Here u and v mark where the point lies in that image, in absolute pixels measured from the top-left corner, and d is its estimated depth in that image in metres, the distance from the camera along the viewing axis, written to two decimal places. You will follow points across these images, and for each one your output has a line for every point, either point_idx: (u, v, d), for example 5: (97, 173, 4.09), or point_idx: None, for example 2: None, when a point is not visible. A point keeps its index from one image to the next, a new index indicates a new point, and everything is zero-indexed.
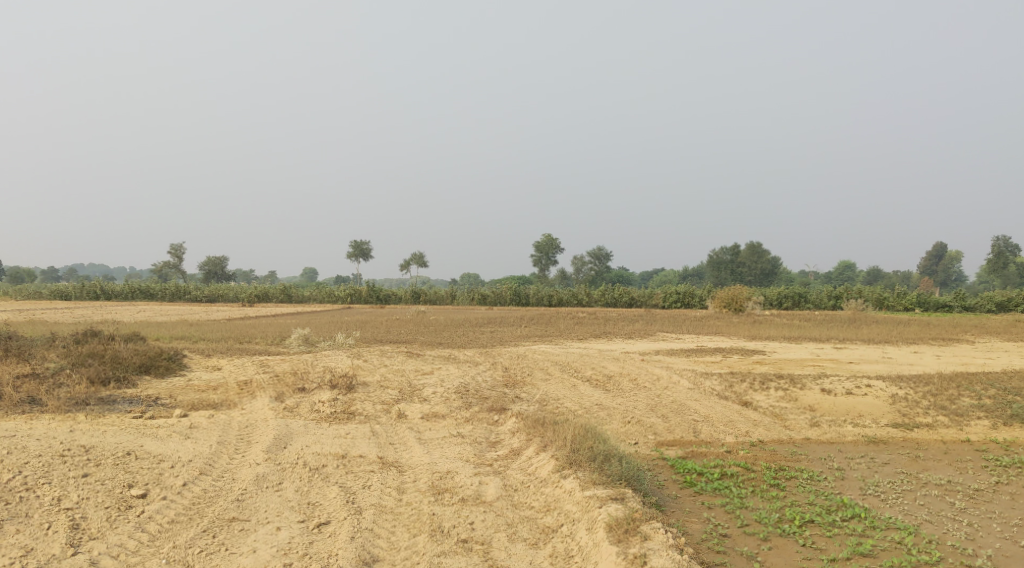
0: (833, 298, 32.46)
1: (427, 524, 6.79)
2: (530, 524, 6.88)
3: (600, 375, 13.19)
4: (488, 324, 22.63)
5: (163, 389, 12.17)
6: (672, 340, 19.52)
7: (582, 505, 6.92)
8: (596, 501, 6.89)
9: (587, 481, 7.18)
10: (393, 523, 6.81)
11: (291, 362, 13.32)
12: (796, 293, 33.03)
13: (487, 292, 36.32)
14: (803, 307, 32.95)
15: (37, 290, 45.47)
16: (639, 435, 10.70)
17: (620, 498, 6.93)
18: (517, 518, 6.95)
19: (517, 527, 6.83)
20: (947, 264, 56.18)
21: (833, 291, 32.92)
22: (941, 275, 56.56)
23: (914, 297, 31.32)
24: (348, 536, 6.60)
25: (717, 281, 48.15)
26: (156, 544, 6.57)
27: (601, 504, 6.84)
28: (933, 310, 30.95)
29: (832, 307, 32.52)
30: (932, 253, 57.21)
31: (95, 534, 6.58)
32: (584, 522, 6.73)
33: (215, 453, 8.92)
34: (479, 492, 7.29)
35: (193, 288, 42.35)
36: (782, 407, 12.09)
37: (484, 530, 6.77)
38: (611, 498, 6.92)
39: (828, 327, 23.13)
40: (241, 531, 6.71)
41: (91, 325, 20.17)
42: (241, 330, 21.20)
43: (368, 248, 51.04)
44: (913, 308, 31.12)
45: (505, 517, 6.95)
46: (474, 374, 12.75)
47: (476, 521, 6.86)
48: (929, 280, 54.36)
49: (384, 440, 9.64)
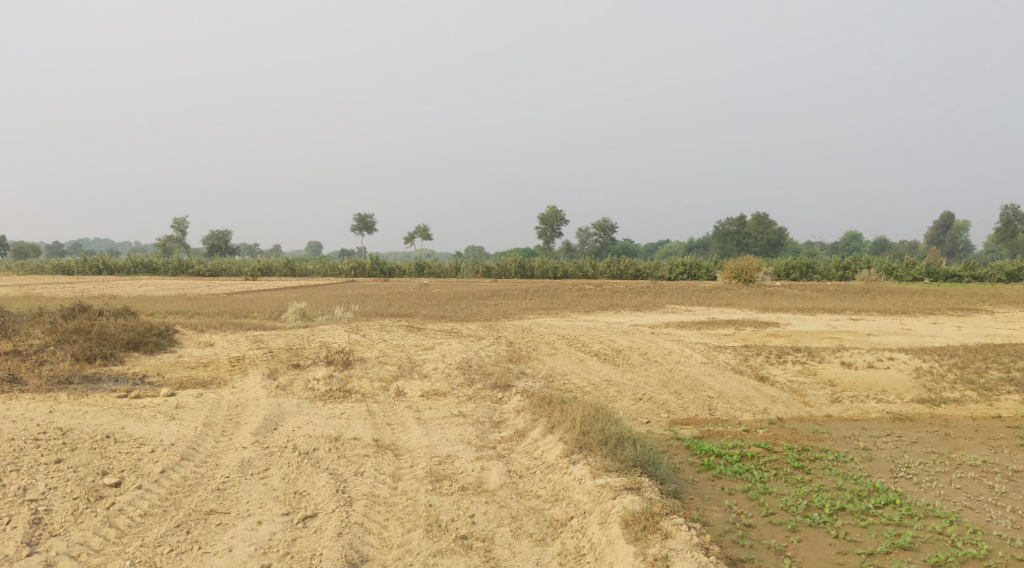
0: (841, 269, 31.82)
1: (424, 518, 6.23)
2: (536, 517, 6.31)
3: (609, 350, 12.60)
4: (492, 296, 22.04)
5: (151, 367, 11.62)
6: (682, 312, 18.90)
7: (593, 495, 6.35)
8: (609, 492, 6.32)
9: (599, 468, 6.59)
10: (386, 517, 6.25)
11: (286, 337, 12.76)
12: (803, 264, 32.34)
13: (492, 265, 35.73)
14: (810, 278, 32.29)
15: (40, 265, 45.07)
16: (652, 413, 10.11)
17: (635, 489, 6.35)
18: (523, 510, 6.38)
19: (523, 521, 6.26)
20: (955, 234, 55.30)
21: (841, 261, 32.22)
22: (949, 245, 55.69)
23: (924, 267, 30.58)
24: (334, 533, 6.04)
25: (723, 251, 47.39)
26: (124, 541, 6.01)
27: (614, 496, 6.27)
28: (943, 280, 30.26)
29: (840, 277, 31.84)
30: (940, 223, 56.39)
31: (57, 530, 6.02)
32: (596, 515, 6.15)
33: (201, 435, 8.38)
34: (481, 480, 6.71)
35: (196, 261, 41.83)
36: (800, 382, 11.51)
37: (486, 524, 6.20)
38: (626, 488, 6.34)
39: (841, 298, 22.45)
40: (218, 526, 6.15)
41: (86, 299, 19.68)
42: (239, 304, 20.67)
43: (373, 221, 50.39)
44: (922, 279, 30.46)
45: (510, 508, 6.38)
46: (477, 349, 12.17)
47: (477, 513, 6.29)
48: (936, 250, 53.60)
49: (381, 420, 9.07)
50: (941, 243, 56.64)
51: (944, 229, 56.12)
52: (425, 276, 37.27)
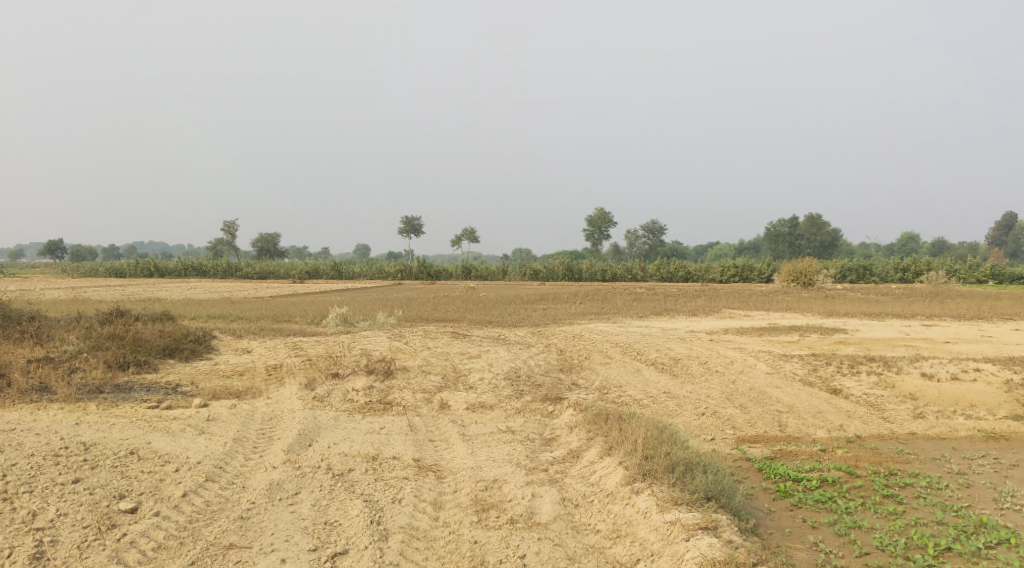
0: (901, 271, 30.43)
1: (467, 559, 5.53)
2: (595, 558, 5.57)
3: (666, 359, 11.82)
4: (539, 300, 21.30)
5: (186, 375, 11.15)
6: (741, 318, 17.95)
7: (661, 535, 5.60)
8: (680, 531, 5.55)
9: (667, 501, 5.83)
10: (425, 555, 5.57)
11: (326, 344, 12.20)
12: (861, 266, 31.08)
13: (538, 268, 35.08)
14: (867, 280, 31.00)
15: (93, 268, 45.60)
16: (717, 428, 9.29)
17: (710, 528, 5.57)
18: (581, 549, 5.64)
19: (581, 562, 5.52)
20: (1019, 234, 53.00)
21: (900, 263, 30.81)
22: (1011, 246, 53.36)
23: (988, 269, 29.07)
24: None
25: (775, 253, 46.02)
26: None
27: (687, 536, 5.50)
28: (1010, 283, 28.71)
29: (900, 280, 30.48)
30: (1001, 223, 54.28)
31: None
32: (667, 560, 5.40)
33: (230, 452, 7.80)
34: (533, 511, 5.99)
35: (244, 264, 41.82)
36: (878, 396, 10.57)
37: (538, 567, 5.47)
38: (699, 527, 5.57)
39: (908, 302, 21.25)
40: (238, 564, 5.52)
41: (129, 303, 19.47)
42: (283, 308, 20.26)
43: (420, 224, 50.05)
44: (987, 281, 28.94)
45: (565, 546, 5.65)
46: (525, 358, 11.45)
47: (528, 553, 5.56)
48: (999, 251, 51.44)
49: (423, 437, 8.41)
50: (1004, 244, 54.40)
51: (1006, 230, 53.96)
52: (471, 278, 36.69)
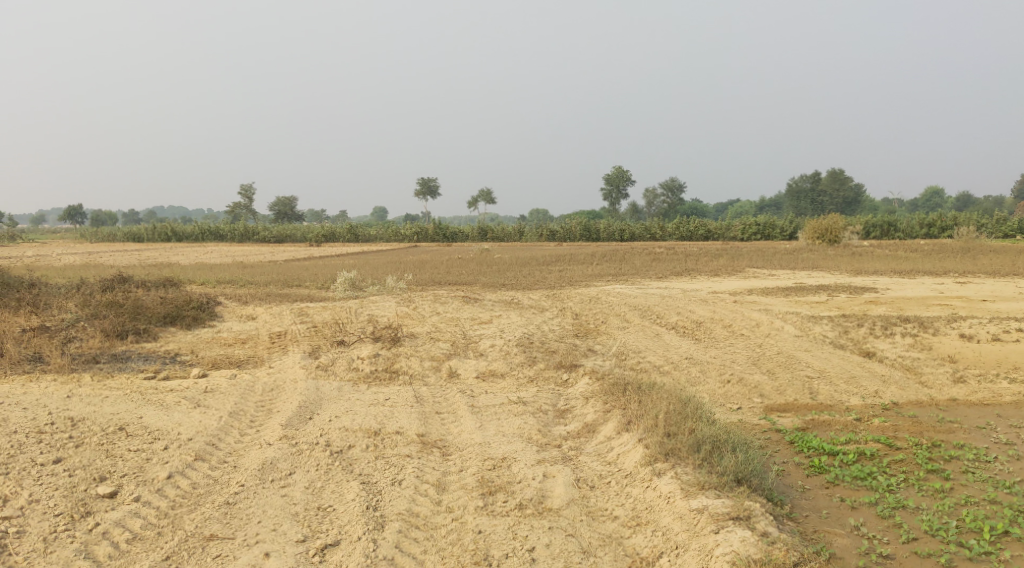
0: (926, 226, 29.51)
1: (471, 554, 5.02)
2: (613, 551, 5.05)
3: (688, 323, 11.27)
4: (556, 262, 20.71)
5: (186, 343, 10.71)
6: (765, 277, 17.28)
7: (687, 524, 5.07)
8: (706, 522, 5.02)
9: (692, 485, 5.30)
10: (424, 549, 5.08)
11: (332, 309, 11.70)
12: (884, 222, 30.17)
13: (555, 229, 34.44)
14: (891, 237, 30.09)
15: (111, 233, 45.45)
16: (743, 396, 8.73)
17: (740, 518, 5.04)
18: (597, 540, 5.13)
19: (598, 556, 5.00)
20: None
21: (925, 218, 29.87)
22: None
23: (1017, 223, 28.08)
24: None
25: (797, 210, 45.01)
26: None
27: (714, 529, 4.96)
28: None
29: (925, 236, 29.57)
30: None
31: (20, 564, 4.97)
32: (694, 555, 4.87)
33: (224, 427, 7.33)
34: (545, 495, 5.48)
35: (261, 228, 41.42)
36: (914, 359, 9.95)
37: (549, 562, 4.96)
38: (728, 518, 5.03)
39: (938, 259, 20.44)
40: (217, 560, 5.04)
41: (137, 269, 19.11)
42: (294, 272, 19.81)
43: (436, 185, 49.36)
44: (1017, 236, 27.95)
45: (580, 537, 5.13)
46: (539, 323, 10.91)
47: (538, 546, 5.06)
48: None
49: (430, 409, 7.93)
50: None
51: None
52: (488, 240, 36.11)
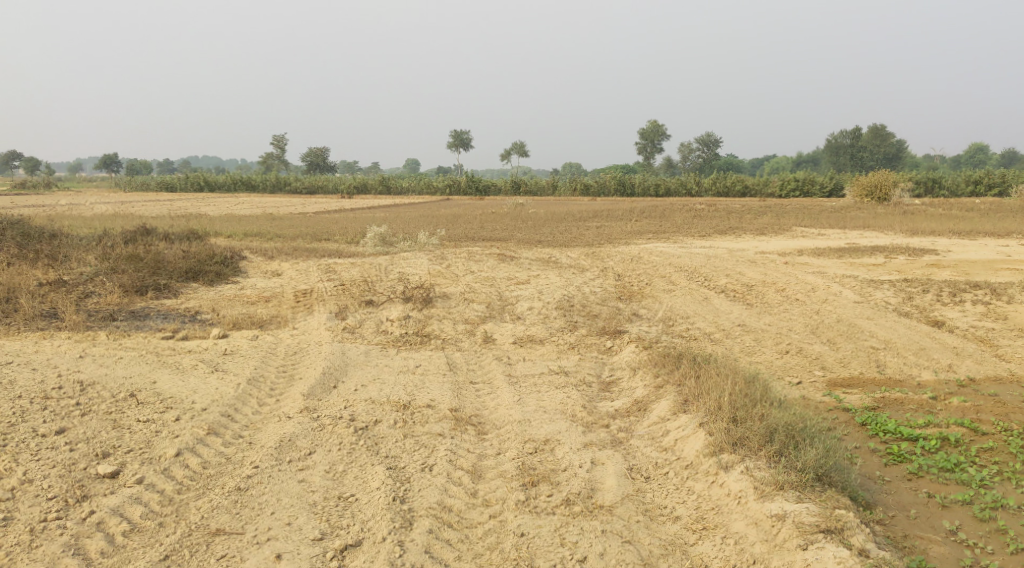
0: (973, 184, 28.24)
1: (512, 563, 4.44)
2: (677, 562, 4.46)
3: (738, 287, 10.53)
4: (593, 218, 19.91)
5: (207, 301, 10.19)
6: (814, 237, 16.38)
7: (765, 535, 4.48)
8: (789, 534, 4.42)
9: (768, 486, 4.69)
10: (459, 553, 4.52)
11: (361, 266, 11.10)
12: (928, 179, 28.85)
13: (589, 183, 33.56)
14: (937, 194, 28.82)
15: (144, 182, 45.28)
16: (803, 369, 8.02)
17: (827, 528, 4.41)
18: (659, 547, 4.54)
19: None
20: None
21: (973, 175, 28.58)
22: None
23: None
24: None
25: (837, 166, 43.59)
26: None
27: (801, 542, 4.38)
28: None
29: (972, 193, 28.31)
30: None
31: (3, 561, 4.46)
32: None
33: (241, 395, 6.78)
34: (595, 494, 4.91)
35: (292, 179, 40.99)
36: (988, 330, 9.15)
37: None
38: (814, 530, 4.40)
39: (997, 219, 19.33)
40: (223, 559, 4.50)
41: (165, 220, 18.67)
42: (322, 225, 19.25)
43: (469, 138, 48.49)
44: None
45: (638, 544, 4.56)
46: (580, 284, 10.22)
47: (590, 555, 4.47)
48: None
49: (464, 378, 7.33)
50: None
51: None
52: (520, 193, 35.33)
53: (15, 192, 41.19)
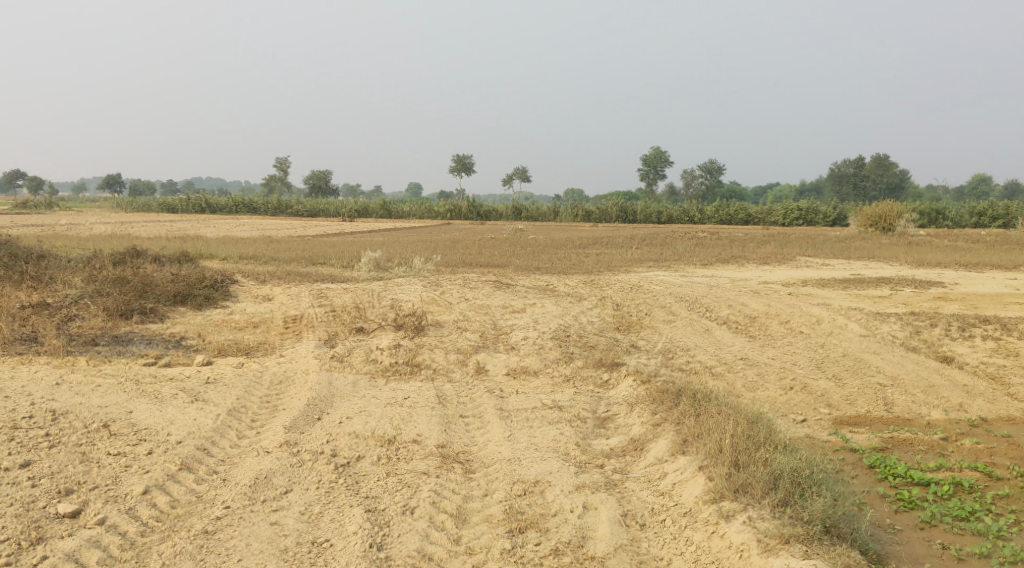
0: (976, 216, 28.00)
1: None
2: None
3: (740, 318, 10.24)
4: (593, 244, 19.66)
5: (193, 326, 9.90)
6: (818, 267, 16.10)
7: None
8: None
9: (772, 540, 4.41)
10: None
11: (353, 291, 10.81)
12: (931, 210, 28.63)
13: (591, 209, 33.36)
14: (940, 225, 28.58)
15: (146, 204, 45.15)
16: (808, 406, 7.72)
17: None
18: None
19: None
20: None
21: (976, 207, 28.36)
22: None
23: None
24: None
25: (838, 196, 43.44)
26: None
27: None
28: None
29: (975, 224, 28.06)
30: None
31: None
32: None
33: (220, 427, 6.47)
34: (585, 543, 4.69)
35: (293, 201, 40.83)
36: (999, 367, 8.84)
37: None
38: None
39: (1003, 251, 19.03)
40: None
41: (161, 242, 18.41)
42: (319, 249, 18.97)
43: (472, 163, 48.43)
44: None
45: None
46: (577, 313, 9.94)
47: None
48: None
49: (454, 412, 7.02)
50: None
51: None
52: (522, 219, 35.14)
53: (17, 212, 40.97)
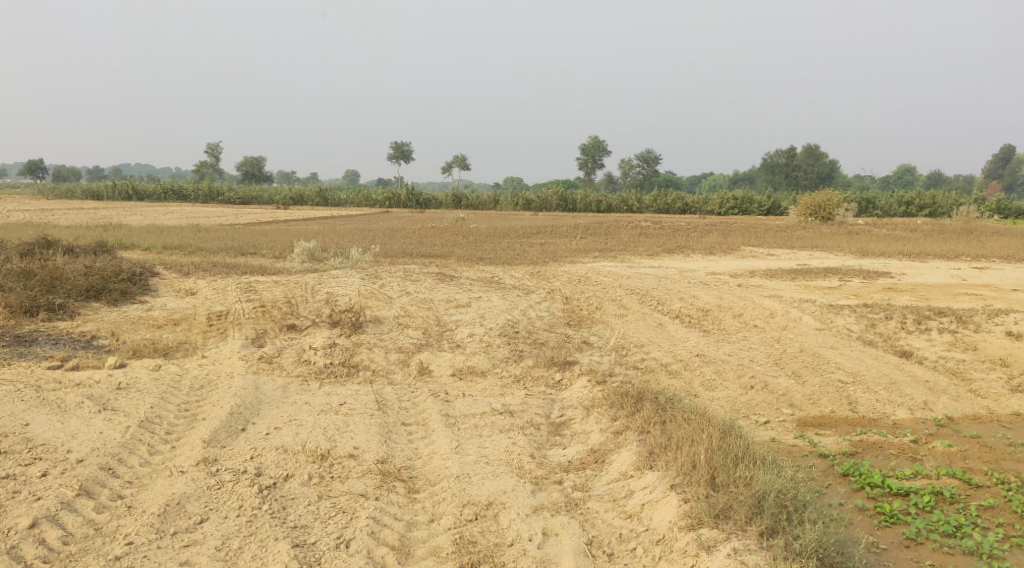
0: (906, 205, 28.31)
1: None
2: None
3: (693, 312, 9.83)
4: (536, 234, 19.14)
5: (106, 324, 9.03)
6: (763, 258, 15.83)
7: None
8: None
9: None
10: None
11: (284, 284, 10.04)
12: (862, 199, 28.83)
13: (531, 198, 32.87)
14: (871, 214, 28.82)
15: (68, 190, 43.09)
16: (770, 408, 7.34)
17: None
18: None
19: None
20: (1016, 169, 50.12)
21: (905, 197, 28.69)
22: (1006, 182, 50.50)
23: (993, 204, 26.74)
24: None
25: (772, 186, 43.84)
26: None
27: None
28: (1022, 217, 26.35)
29: (904, 214, 28.40)
30: (999, 156, 51.29)
31: None
32: None
33: (129, 442, 5.71)
34: None
35: (225, 189, 39.36)
36: (958, 362, 8.59)
37: None
38: None
39: (940, 241, 19.09)
40: None
41: (78, 232, 17.21)
42: (250, 239, 18.01)
43: (411, 150, 47.48)
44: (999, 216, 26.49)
45: None
46: (525, 308, 9.39)
47: None
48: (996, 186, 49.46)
49: (394, 419, 6.40)
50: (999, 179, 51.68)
51: (1003, 164, 51.10)
52: (461, 208, 34.46)
53: None
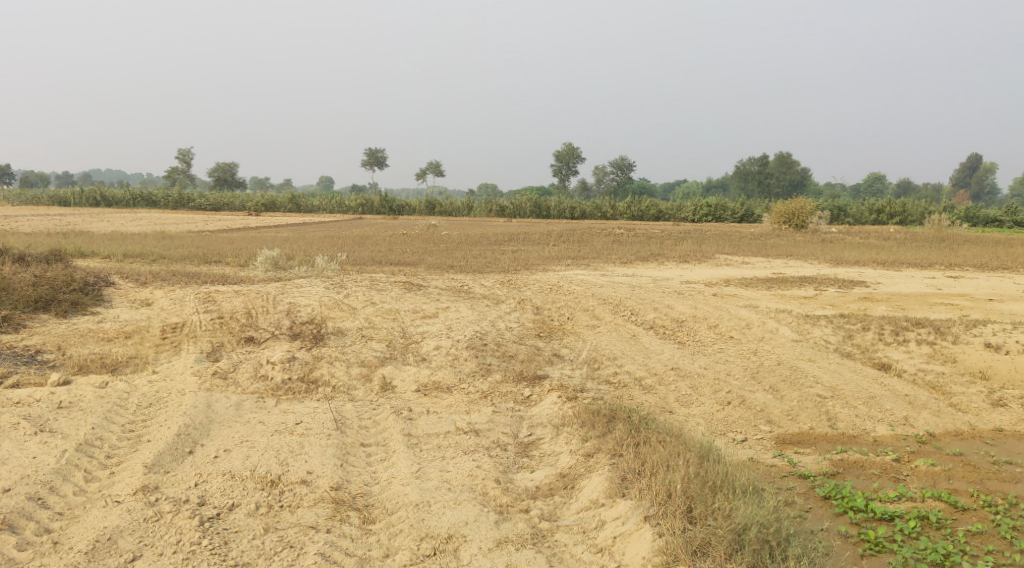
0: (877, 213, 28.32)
1: None
2: None
3: (668, 323, 9.55)
4: (509, 241, 18.82)
5: (54, 337, 8.58)
6: (738, 266, 15.62)
7: None
8: None
9: None
10: None
11: (244, 293, 9.61)
12: (834, 207, 28.82)
13: (504, 205, 32.55)
14: (843, 222, 28.81)
15: (34, 196, 42.19)
16: (746, 426, 7.09)
17: None
18: None
19: None
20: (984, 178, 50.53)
21: (876, 205, 28.72)
22: (974, 190, 50.93)
23: (963, 211, 26.80)
24: None
25: (745, 193, 43.88)
26: None
27: None
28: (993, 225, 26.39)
29: (875, 222, 28.42)
30: (967, 165, 51.67)
31: None
32: None
33: (63, 469, 5.06)
34: None
35: (195, 195, 38.69)
36: (938, 375, 8.37)
37: None
38: None
39: (913, 249, 19.01)
40: None
41: (37, 240, 16.64)
42: (215, 247, 17.51)
43: (384, 156, 47.01)
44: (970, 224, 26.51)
45: None
46: (494, 319, 9.05)
47: None
48: (964, 195, 49.89)
49: (353, 439, 6.05)
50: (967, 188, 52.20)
51: (970, 172, 51.55)
52: (434, 215, 34.07)
53: None
